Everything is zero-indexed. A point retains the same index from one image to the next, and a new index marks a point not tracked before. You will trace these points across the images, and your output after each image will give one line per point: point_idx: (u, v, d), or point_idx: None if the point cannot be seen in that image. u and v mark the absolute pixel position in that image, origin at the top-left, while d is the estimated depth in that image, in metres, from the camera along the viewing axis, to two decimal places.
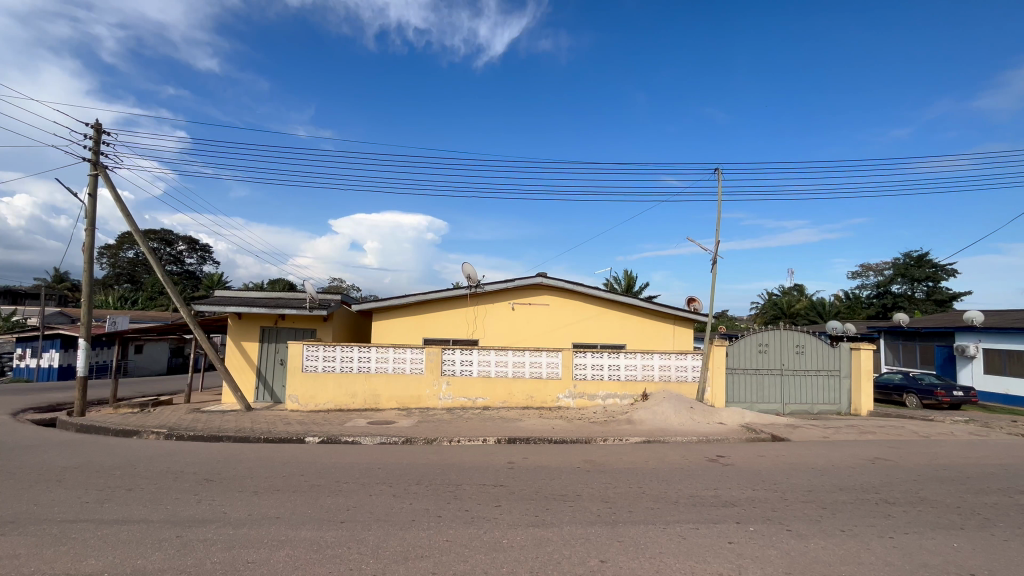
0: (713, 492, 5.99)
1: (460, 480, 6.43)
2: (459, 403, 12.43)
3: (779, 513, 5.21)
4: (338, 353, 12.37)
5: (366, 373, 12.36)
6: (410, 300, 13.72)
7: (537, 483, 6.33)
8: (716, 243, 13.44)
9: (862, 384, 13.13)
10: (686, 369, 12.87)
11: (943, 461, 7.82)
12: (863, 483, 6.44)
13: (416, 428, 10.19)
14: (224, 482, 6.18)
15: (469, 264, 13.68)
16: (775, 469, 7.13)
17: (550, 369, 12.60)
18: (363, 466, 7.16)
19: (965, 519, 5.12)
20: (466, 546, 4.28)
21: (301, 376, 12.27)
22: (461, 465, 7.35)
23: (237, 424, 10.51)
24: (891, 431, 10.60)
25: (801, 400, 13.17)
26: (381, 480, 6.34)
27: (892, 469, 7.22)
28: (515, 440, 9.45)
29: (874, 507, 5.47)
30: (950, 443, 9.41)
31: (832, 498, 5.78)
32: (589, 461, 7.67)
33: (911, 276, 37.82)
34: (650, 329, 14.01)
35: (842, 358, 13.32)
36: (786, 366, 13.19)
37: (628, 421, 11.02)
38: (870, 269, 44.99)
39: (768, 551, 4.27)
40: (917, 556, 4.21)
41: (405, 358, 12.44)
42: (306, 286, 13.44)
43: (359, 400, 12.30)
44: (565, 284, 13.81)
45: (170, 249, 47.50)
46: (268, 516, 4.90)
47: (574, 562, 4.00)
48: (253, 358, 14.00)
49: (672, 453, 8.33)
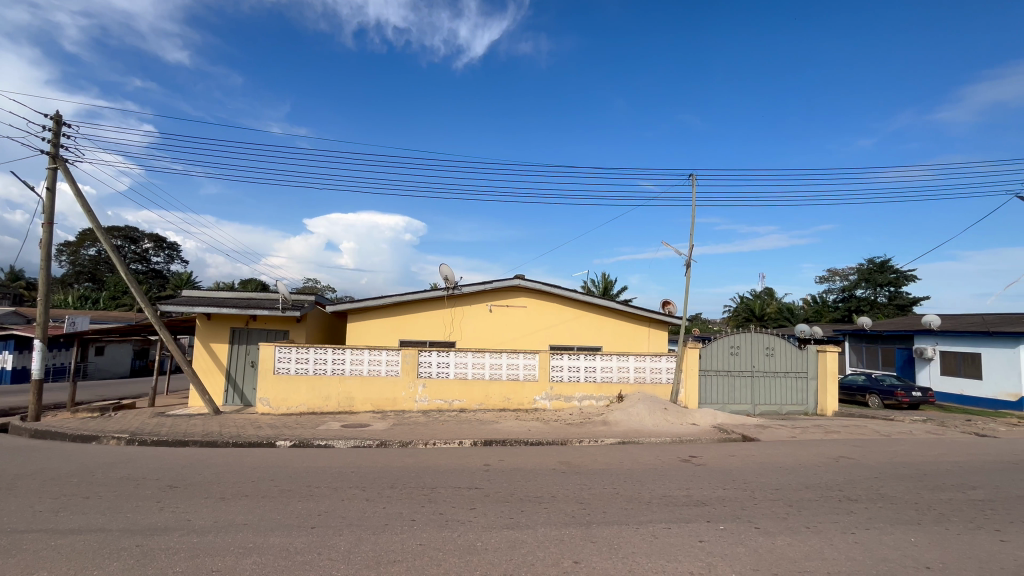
0: (684, 491, 6.09)
1: (435, 483, 6.37)
2: (435, 405, 12.32)
3: (748, 512, 5.34)
4: (312, 355, 12.12)
5: (341, 375, 12.14)
6: (386, 302, 13.56)
7: (513, 485, 6.33)
8: (689, 247, 13.74)
9: (828, 385, 13.58)
10: (661, 371, 13.08)
11: (902, 459, 8.14)
12: (828, 481, 6.66)
13: (391, 430, 10.07)
14: (189, 488, 5.98)
15: (446, 266, 13.63)
16: (745, 469, 7.30)
17: (527, 371, 12.62)
18: (335, 470, 7.03)
19: (922, 515, 5.34)
20: (439, 550, 4.24)
21: (272, 379, 11.97)
22: (436, 468, 7.28)
23: (204, 428, 10.17)
24: (855, 431, 10.99)
25: (771, 402, 13.53)
26: (354, 485, 6.22)
27: (855, 468, 7.49)
28: (491, 442, 9.42)
29: (837, 504, 5.66)
30: (908, 442, 9.82)
31: (798, 495, 5.96)
32: (565, 462, 7.71)
33: (873, 281, 39.30)
34: (626, 332, 14.19)
35: (809, 360, 13.76)
36: (756, 368, 13.54)
37: (603, 422, 11.13)
38: (836, 274, 46.60)
39: (737, 549, 4.36)
40: (877, 551, 4.36)
41: (381, 360, 12.27)
42: (279, 286, 13.16)
43: (333, 402, 12.07)
44: (541, 286, 13.87)
45: (135, 247, 45.81)
46: (235, 522, 4.75)
47: (547, 564, 4.01)
48: (223, 360, 13.60)
49: (645, 453, 8.46)
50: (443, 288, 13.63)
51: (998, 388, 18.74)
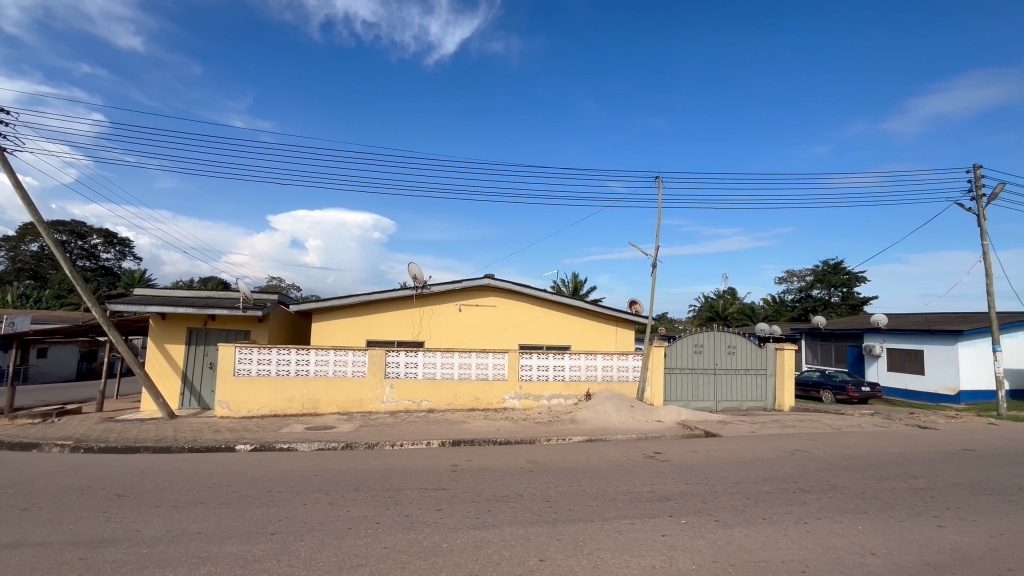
0: (648, 487, 6.22)
1: (401, 485, 6.29)
2: (403, 406, 12.17)
3: (708, 505, 5.50)
4: (274, 356, 11.75)
5: (305, 376, 11.82)
6: (353, 301, 13.27)
7: (480, 485, 6.32)
8: (656, 248, 14.05)
9: (785, 381, 14.16)
10: (627, 369, 13.33)
11: (852, 451, 8.57)
12: (784, 474, 6.94)
13: (357, 432, 9.88)
14: (140, 497, 5.70)
15: (415, 265, 13.47)
16: (707, 464, 7.51)
17: (496, 370, 12.62)
18: (297, 473, 6.85)
19: (868, 504, 5.64)
20: (404, 553, 4.19)
21: (232, 381, 11.53)
22: (403, 469, 7.20)
23: (157, 433, 9.71)
24: (810, 425, 11.49)
25: (732, 398, 13.99)
26: (317, 489, 6.07)
27: (808, 460, 7.83)
28: (460, 442, 9.37)
29: (791, 496, 5.91)
30: (858, 435, 10.34)
31: (756, 488, 6.18)
32: (532, 461, 7.75)
33: (828, 282, 41.18)
34: (594, 331, 14.38)
35: (768, 358, 14.31)
36: (719, 366, 13.97)
37: (571, 420, 11.25)
38: (793, 274, 48.60)
39: (697, 542, 4.49)
40: (827, 539, 4.58)
41: (347, 360, 12.01)
42: (240, 285, 12.71)
43: (297, 405, 11.74)
44: (511, 286, 13.89)
45: (82, 242, 43.31)
46: (188, 531, 4.56)
47: (512, 563, 4.01)
48: (179, 361, 13.02)
49: (612, 451, 8.59)
50: (412, 287, 13.47)
51: (938, 382, 19.88)
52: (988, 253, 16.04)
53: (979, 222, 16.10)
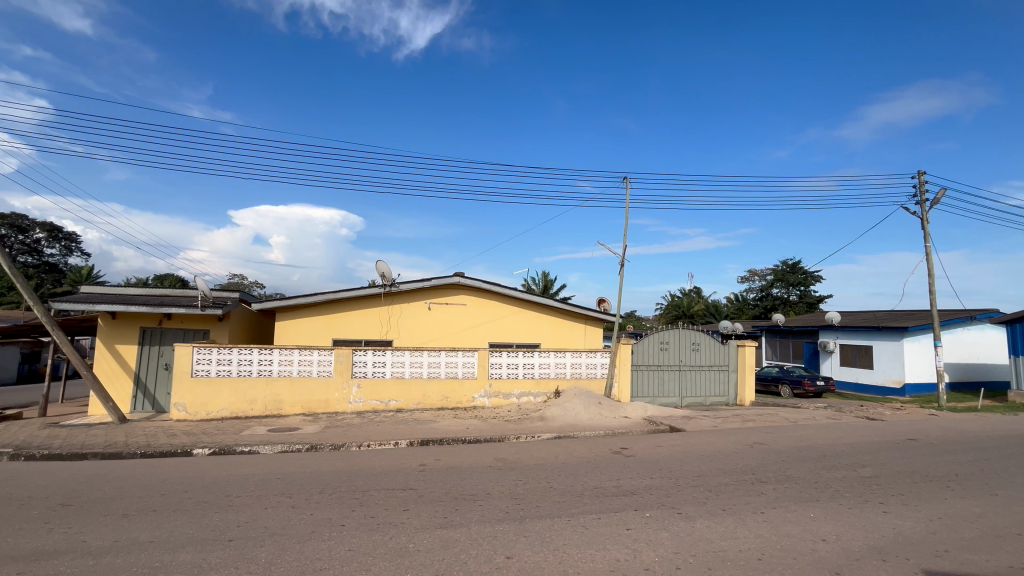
0: (615, 482, 6.34)
1: (368, 486, 6.19)
2: (371, 406, 11.97)
3: (672, 499, 5.64)
4: (235, 356, 11.34)
5: (268, 377, 11.46)
6: (319, 299, 12.95)
7: (448, 484, 6.28)
8: (624, 248, 14.26)
9: (746, 377, 14.67)
10: (596, 367, 13.52)
11: (807, 443, 8.97)
12: (743, 466, 7.20)
13: (323, 434, 9.66)
14: (87, 505, 5.41)
15: (384, 263, 13.26)
16: (671, 458, 7.72)
17: (466, 369, 12.57)
18: (258, 477, 6.63)
19: (820, 492, 5.92)
20: (369, 555, 4.13)
21: (189, 383, 11.06)
22: (370, 470, 7.08)
23: (106, 438, 9.21)
24: (768, 419, 11.95)
25: (696, 394, 14.40)
26: (279, 492, 5.90)
27: (766, 452, 8.16)
28: (429, 442, 9.28)
29: (750, 487, 6.13)
30: (812, 427, 10.83)
31: (717, 481, 6.39)
32: (501, 459, 7.77)
33: (786, 281, 42.88)
34: (563, 329, 14.52)
35: (730, 354, 14.79)
36: (683, 362, 14.35)
37: (541, 417, 11.34)
38: (755, 274, 50.37)
39: (661, 534, 4.60)
40: (781, 528, 4.78)
41: (312, 360, 11.72)
42: (198, 283, 12.21)
43: (259, 406, 11.38)
44: (481, 284, 13.85)
45: (23, 236, 40.66)
46: (140, 541, 4.35)
47: (480, 561, 4.01)
48: (130, 363, 12.39)
49: (580, 447, 8.69)
50: (381, 285, 13.26)
51: (885, 376, 21.02)
52: (930, 255, 17.05)
53: (923, 225, 17.08)
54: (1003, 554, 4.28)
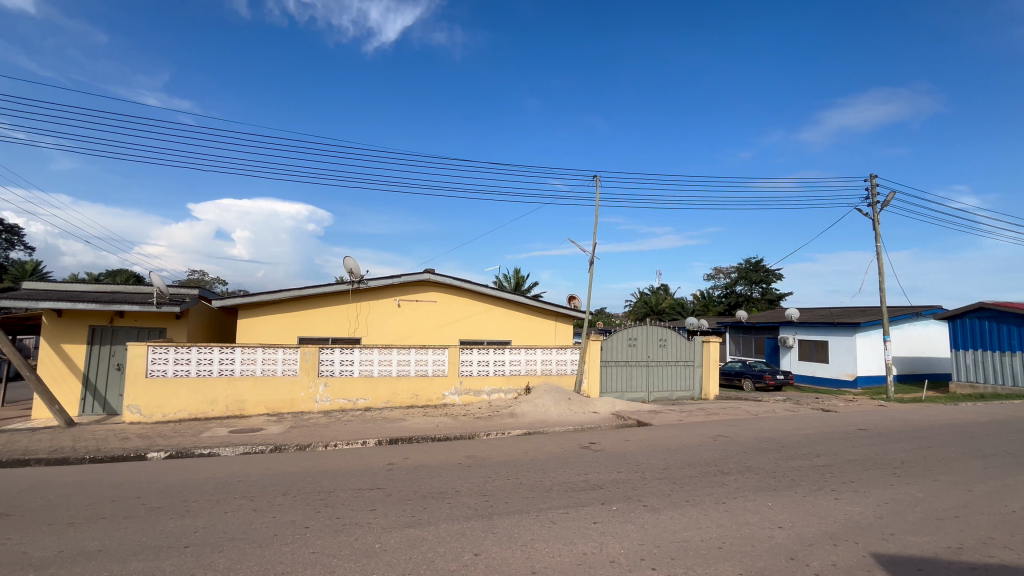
0: (583, 477, 6.43)
1: (333, 487, 6.06)
2: (338, 405, 11.73)
3: (638, 491, 5.77)
4: (193, 355, 10.88)
5: (229, 377, 11.06)
6: (283, 296, 12.57)
7: (416, 482, 6.22)
8: (593, 246, 14.40)
9: (710, 371, 15.12)
10: (566, 363, 13.65)
11: (766, 434, 9.32)
12: (706, 458, 7.42)
13: (287, 434, 9.42)
14: (29, 515, 5.10)
15: (351, 259, 13.00)
16: (638, 452, 7.88)
17: (436, 367, 12.46)
18: (218, 480, 6.40)
19: (778, 481, 6.17)
20: (334, 556, 4.04)
21: (144, 383, 10.55)
22: (336, 470, 6.94)
23: (52, 443, 8.70)
24: (731, 412, 12.35)
25: (663, 388, 14.73)
26: (240, 495, 5.71)
27: (728, 444, 8.44)
28: (398, 440, 9.18)
29: (712, 478, 6.33)
30: (771, 419, 11.26)
31: (681, 473, 6.57)
32: (471, 456, 7.75)
33: (749, 279, 44.36)
34: (534, 326, 14.60)
35: (695, 350, 15.20)
36: (651, 358, 14.65)
37: (511, 414, 11.38)
38: (719, 272, 51.88)
39: (626, 527, 4.70)
40: (741, 517, 4.95)
41: (277, 359, 11.39)
42: (153, 279, 11.69)
43: (220, 407, 10.97)
44: (452, 281, 13.75)
45: None
46: (87, 551, 4.13)
47: (447, 559, 3.99)
48: (78, 363, 11.73)
49: (549, 443, 8.77)
50: (348, 281, 12.98)
51: (840, 369, 22.05)
52: (881, 254, 17.94)
53: (874, 226, 17.95)
54: (942, 535, 4.57)
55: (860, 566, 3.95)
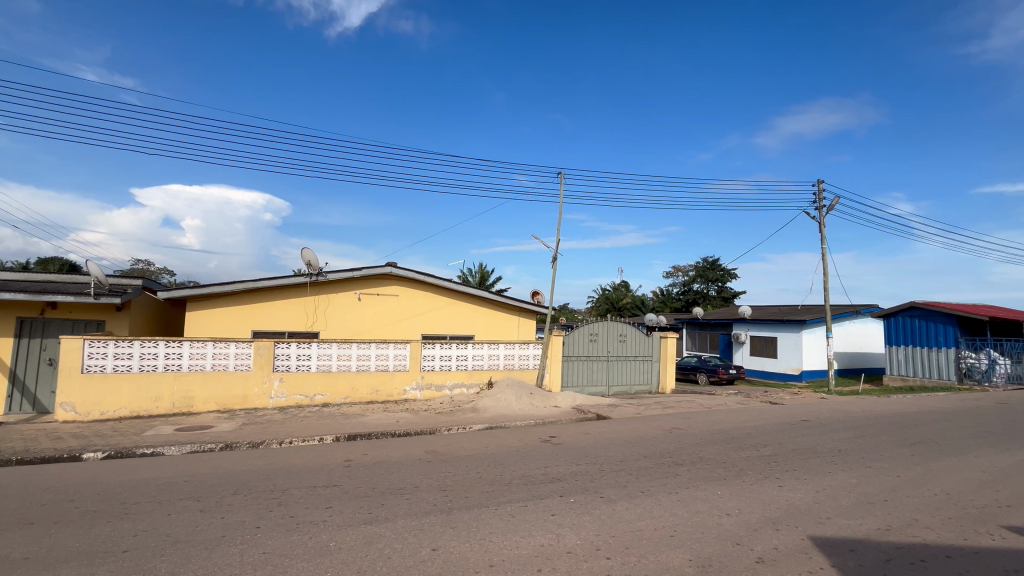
0: (542, 470, 6.50)
1: (287, 485, 5.88)
2: (294, 401, 11.37)
3: (596, 483, 5.90)
4: (136, 350, 10.27)
5: (175, 372, 10.50)
6: (236, 288, 12.03)
7: (374, 479, 6.12)
8: (557, 242, 14.50)
9: (667, 366, 15.60)
10: (528, 358, 13.75)
11: (718, 426, 9.72)
12: (662, 450, 7.67)
13: (239, 431, 9.05)
14: None
15: (309, 250, 12.59)
16: (596, 445, 8.05)
17: (397, 362, 12.27)
18: (162, 481, 6.08)
19: (727, 471, 6.44)
20: (285, 556, 3.92)
21: (79, 379, 9.86)
22: (291, 468, 6.73)
23: None
24: (685, 405, 12.80)
25: (622, 382, 15.10)
26: (186, 496, 5.45)
27: (683, 437, 8.74)
28: (356, 436, 8.99)
29: (666, 469, 6.55)
30: (723, 412, 11.77)
31: (637, 465, 6.76)
32: (431, 452, 7.68)
33: (706, 277, 46.00)
34: (497, 320, 14.62)
35: (654, 345, 15.64)
36: (611, 353, 14.97)
37: (473, 409, 11.36)
38: (678, 270, 53.51)
39: (583, 518, 4.79)
40: (692, 505, 5.15)
41: (228, 353, 10.92)
42: (91, 268, 10.94)
43: (165, 404, 10.42)
44: (414, 275, 13.55)
45: None
46: (10, 560, 3.83)
47: (404, 555, 3.95)
48: (4, 358, 10.84)
49: (510, 437, 8.82)
50: (306, 274, 12.56)
51: (787, 364, 23.25)
52: (826, 255, 18.97)
53: (821, 229, 18.95)
54: (872, 518, 4.91)
55: (799, 549, 4.19)
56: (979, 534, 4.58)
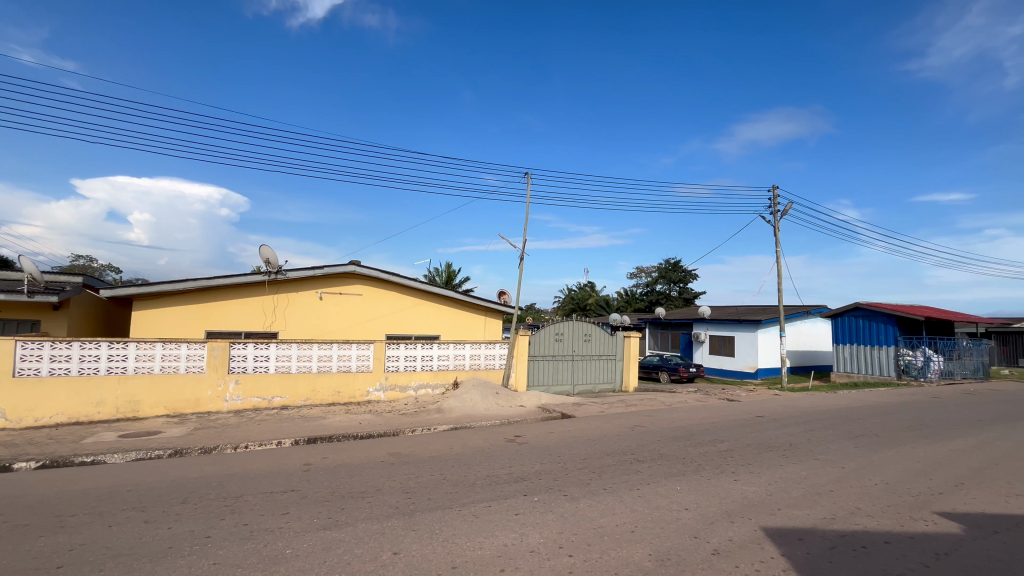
0: (506, 470, 6.50)
1: (242, 491, 5.65)
2: (251, 404, 10.94)
3: (559, 482, 5.95)
4: (75, 352, 9.61)
5: (119, 375, 9.90)
6: (188, 286, 11.46)
7: (335, 482, 5.97)
8: (524, 241, 14.53)
9: (630, 365, 15.93)
10: (494, 357, 13.73)
11: (678, 423, 10.00)
12: (624, 447, 7.82)
13: (191, 436, 8.63)
14: None
15: (268, 247, 12.13)
16: (560, 444, 8.12)
17: (360, 362, 12.00)
18: (104, 491, 5.72)
19: (686, 467, 6.63)
20: (238, 566, 3.77)
21: (9, 383, 9.15)
22: (246, 473, 6.48)
23: None
24: (647, 403, 13.09)
25: (587, 381, 15.30)
26: (131, 506, 5.14)
27: (645, 434, 8.94)
28: (316, 440, 8.73)
29: (628, 466, 6.69)
30: (683, 409, 12.12)
31: (600, 462, 6.86)
32: (394, 453, 7.56)
33: (669, 278, 47.30)
34: (463, 320, 14.54)
35: (618, 344, 15.93)
36: (576, 352, 15.15)
37: (438, 409, 11.25)
38: (641, 271, 54.74)
39: (547, 516, 4.82)
40: (653, 501, 5.26)
41: (178, 355, 10.39)
42: (24, 264, 10.19)
43: (108, 409, 9.81)
44: (379, 274, 13.29)
45: None
46: None
47: (365, 560, 3.86)
48: None
49: (475, 438, 8.77)
50: (264, 272, 12.10)
51: (744, 362, 24.18)
52: (780, 258, 19.82)
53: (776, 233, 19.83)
54: (819, 508, 5.17)
55: (752, 540, 4.35)
56: (915, 520, 4.90)
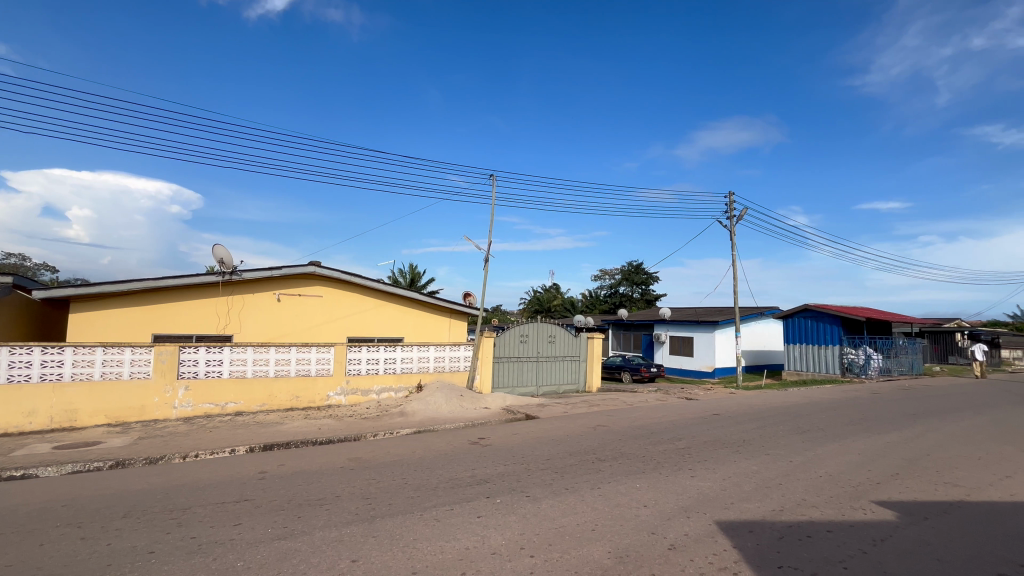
0: (470, 472, 6.47)
1: (191, 503, 5.39)
2: (202, 411, 10.45)
3: (522, 483, 5.97)
4: (2, 358, 8.90)
5: (54, 382, 9.24)
6: (133, 287, 10.83)
7: (292, 490, 5.78)
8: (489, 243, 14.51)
9: (593, 365, 16.19)
10: (458, 360, 13.65)
11: (638, 422, 10.23)
12: (587, 447, 7.92)
13: (135, 446, 8.15)
14: None
15: (222, 247, 11.64)
16: (524, 445, 8.14)
17: (320, 366, 11.67)
18: (35, 507, 5.32)
19: (645, 465, 6.79)
20: None
21: None
22: (196, 484, 6.17)
23: None
24: (610, 403, 13.32)
25: (551, 382, 15.43)
26: (66, 523, 4.80)
27: (606, 433, 9.09)
28: (272, 446, 8.43)
29: (590, 465, 6.79)
30: (643, 409, 12.41)
31: (563, 463, 6.93)
32: (354, 459, 7.38)
33: (631, 280, 48.35)
34: (428, 322, 14.39)
35: (581, 345, 16.15)
36: (540, 353, 15.26)
37: (401, 413, 11.08)
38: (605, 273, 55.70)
39: (509, 518, 4.83)
40: (613, 499, 5.36)
41: (121, 360, 9.80)
42: None
43: (41, 418, 9.14)
44: (340, 275, 12.97)
45: None
46: None
47: (322, 569, 3.77)
48: None
49: (438, 440, 8.68)
50: (218, 272, 11.58)
51: (702, 362, 25.00)
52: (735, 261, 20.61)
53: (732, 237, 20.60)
54: (768, 500, 5.41)
55: (706, 534, 4.51)
56: (855, 509, 5.21)
